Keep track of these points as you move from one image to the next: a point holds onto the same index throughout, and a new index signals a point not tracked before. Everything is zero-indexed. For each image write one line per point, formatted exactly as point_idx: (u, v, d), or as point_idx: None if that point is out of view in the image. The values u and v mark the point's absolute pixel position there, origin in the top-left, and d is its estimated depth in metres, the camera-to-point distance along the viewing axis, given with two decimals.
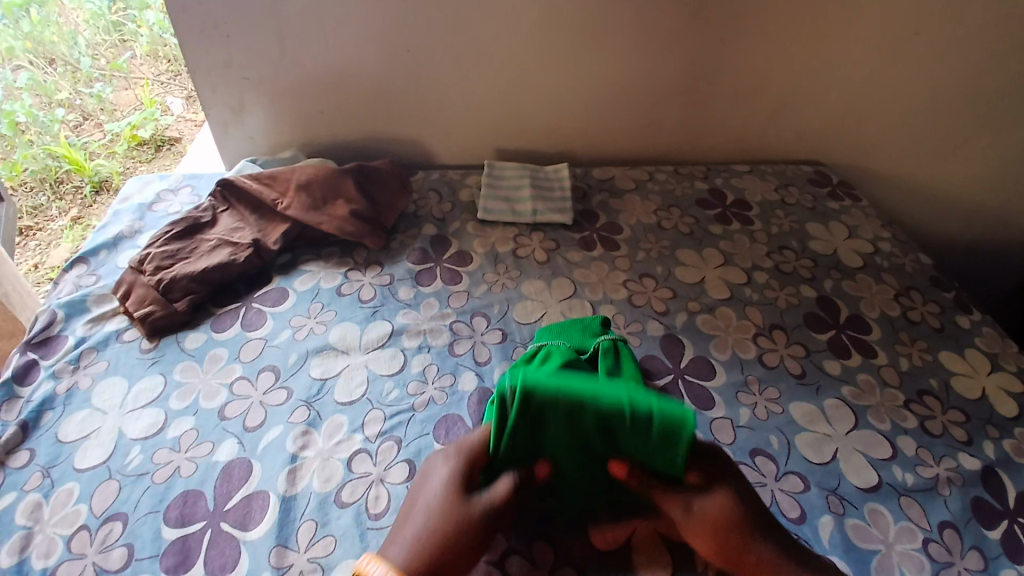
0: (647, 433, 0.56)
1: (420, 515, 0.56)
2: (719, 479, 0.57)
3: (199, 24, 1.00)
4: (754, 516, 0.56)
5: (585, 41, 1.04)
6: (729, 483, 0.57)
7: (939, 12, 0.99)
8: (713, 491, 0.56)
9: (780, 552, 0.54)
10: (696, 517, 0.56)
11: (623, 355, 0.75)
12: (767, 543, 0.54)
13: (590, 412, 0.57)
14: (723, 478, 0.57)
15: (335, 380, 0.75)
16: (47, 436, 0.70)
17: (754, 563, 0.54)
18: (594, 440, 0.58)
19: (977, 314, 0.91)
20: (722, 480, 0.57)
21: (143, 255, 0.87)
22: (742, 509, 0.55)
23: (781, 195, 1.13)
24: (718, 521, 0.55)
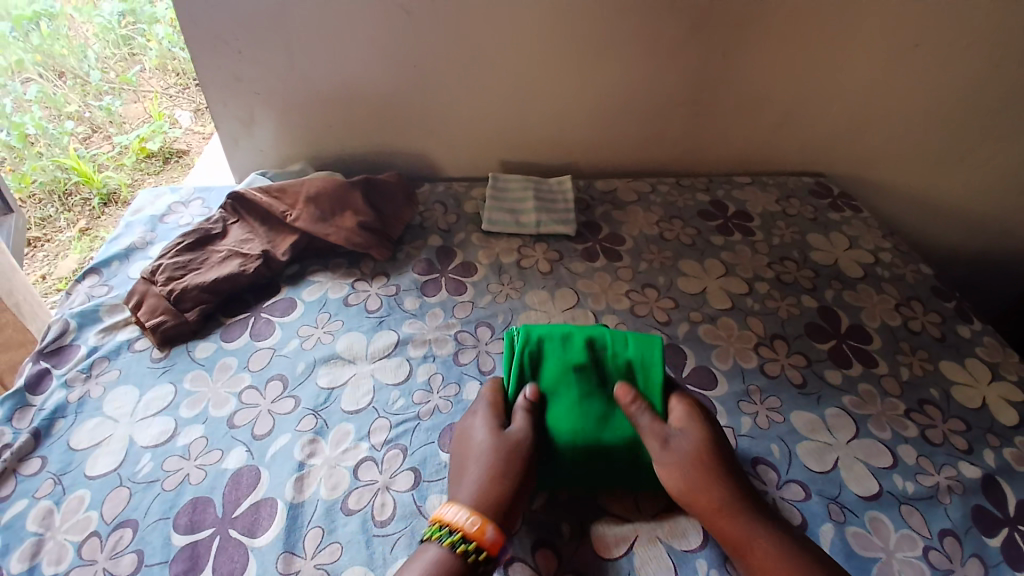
0: (624, 355, 0.71)
1: (467, 467, 0.63)
2: (704, 426, 0.65)
3: (211, 41, 1.03)
4: (728, 465, 0.63)
5: (587, 56, 1.06)
6: (711, 431, 0.65)
7: (935, 27, 1.01)
8: (696, 433, 0.64)
9: (736, 496, 0.60)
10: (671, 451, 0.63)
11: None
12: (733, 488, 0.61)
13: (584, 341, 0.73)
14: (707, 427, 0.65)
15: (342, 389, 0.76)
16: (59, 444, 0.72)
17: (718, 503, 0.60)
18: (588, 369, 0.70)
19: (978, 324, 0.91)
20: (705, 426, 0.65)
21: (155, 266, 0.88)
22: (711, 455, 0.63)
23: (782, 206, 1.14)
24: (695, 460, 0.62)
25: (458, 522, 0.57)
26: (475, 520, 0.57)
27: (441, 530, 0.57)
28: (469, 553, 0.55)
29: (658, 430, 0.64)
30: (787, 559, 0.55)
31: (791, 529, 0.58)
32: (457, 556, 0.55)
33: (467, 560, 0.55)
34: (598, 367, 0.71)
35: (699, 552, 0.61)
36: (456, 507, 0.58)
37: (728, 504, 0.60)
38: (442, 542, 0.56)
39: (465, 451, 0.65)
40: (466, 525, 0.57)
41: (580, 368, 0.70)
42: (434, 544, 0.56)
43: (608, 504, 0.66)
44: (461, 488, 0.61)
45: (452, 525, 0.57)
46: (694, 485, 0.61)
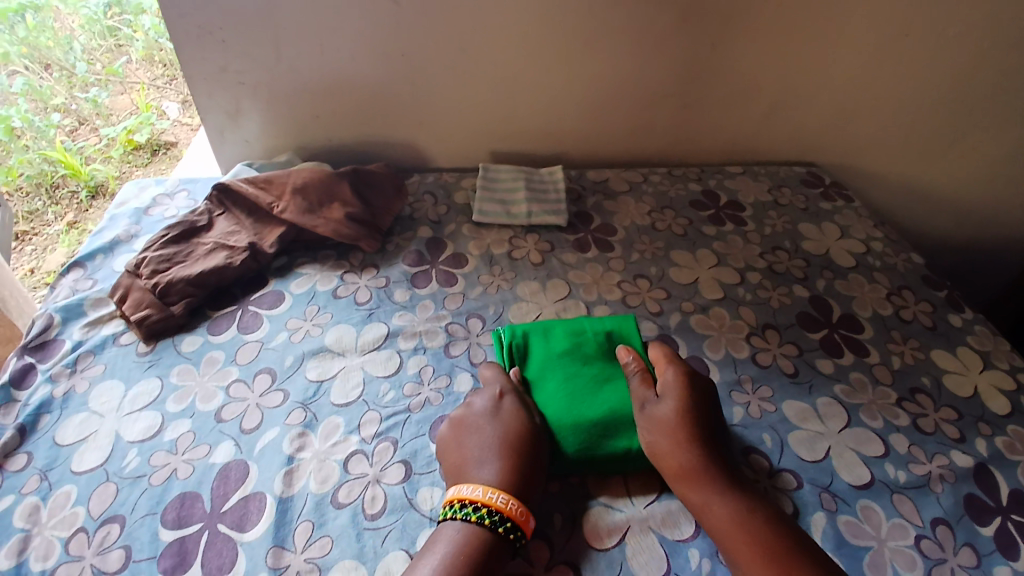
0: (603, 336, 0.78)
1: (497, 450, 0.63)
2: (685, 394, 0.67)
3: (196, 31, 1.01)
4: (703, 431, 0.65)
5: (578, 47, 1.05)
6: (691, 398, 0.67)
7: (928, 15, 1.00)
8: (675, 401, 0.67)
9: (700, 463, 0.63)
10: (646, 415, 0.67)
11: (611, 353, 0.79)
12: (703, 454, 0.63)
13: (566, 331, 0.79)
14: (689, 395, 0.68)
15: (331, 382, 0.76)
16: (44, 440, 0.71)
17: (679, 468, 0.63)
18: (572, 354, 0.76)
19: (969, 313, 0.92)
20: (686, 394, 0.67)
21: (139, 259, 0.87)
22: (685, 422, 0.65)
23: (773, 196, 1.14)
24: (670, 426, 0.65)
25: (508, 509, 0.58)
26: (525, 511, 0.59)
27: (489, 515, 0.58)
28: (513, 540, 0.58)
29: (641, 397, 0.69)
30: (736, 524, 0.59)
31: (751, 496, 0.61)
32: (502, 542, 0.57)
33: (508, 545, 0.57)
34: (582, 350, 0.76)
35: (692, 541, 0.61)
36: (501, 493, 0.60)
37: (695, 468, 0.62)
38: (495, 528, 0.57)
39: (490, 434, 0.65)
40: (515, 513, 0.58)
41: (564, 354, 0.76)
42: (477, 525, 0.57)
43: (600, 494, 0.66)
44: (490, 469, 0.62)
45: (502, 512, 0.58)
46: (669, 449, 0.64)
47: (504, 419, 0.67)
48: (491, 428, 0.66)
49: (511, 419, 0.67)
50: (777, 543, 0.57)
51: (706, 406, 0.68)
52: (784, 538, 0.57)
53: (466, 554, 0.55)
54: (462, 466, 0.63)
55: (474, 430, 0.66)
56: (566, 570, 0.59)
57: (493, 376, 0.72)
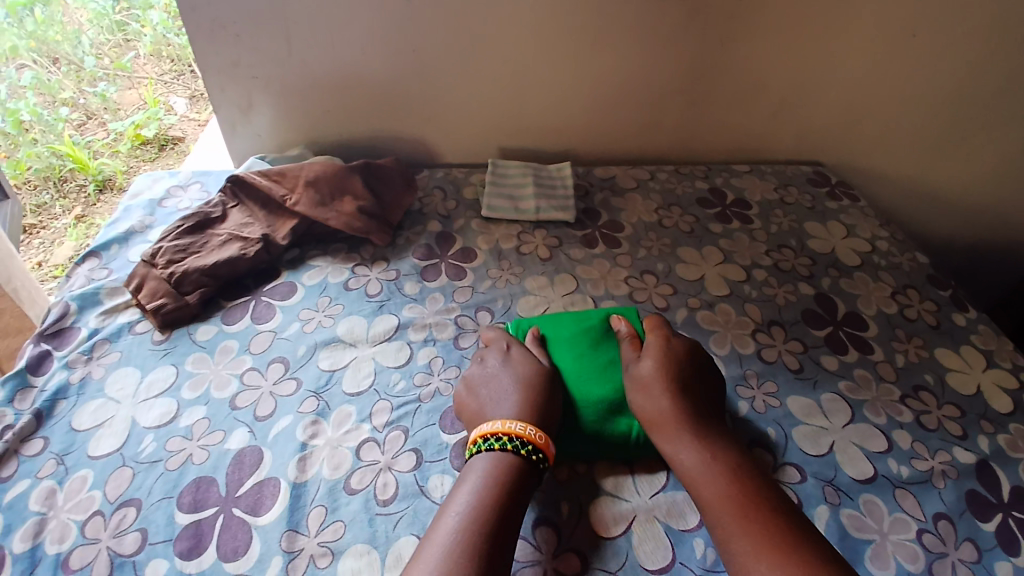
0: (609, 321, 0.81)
1: (512, 389, 0.68)
2: (666, 355, 0.71)
3: (209, 25, 1.02)
4: (680, 386, 0.68)
5: (587, 44, 1.06)
6: (669, 356, 0.71)
7: (935, 15, 1.01)
8: (655, 360, 0.71)
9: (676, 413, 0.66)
10: (630, 375, 0.71)
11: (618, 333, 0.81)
12: (679, 404, 0.67)
13: (573, 318, 0.81)
14: (669, 356, 0.71)
15: (343, 372, 0.77)
16: (61, 425, 0.72)
17: (658, 418, 0.66)
18: (581, 336, 0.78)
19: (973, 312, 0.93)
20: (664, 353, 0.72)
21: (155, 249, 0.88)
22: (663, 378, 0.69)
23: (780, 194, 1.14)
24: (648, 381, 0.69)
25: (528, 434, 0.63)
26: (544, 437, 0.63)
27: (512, 442, 0.62)
28: (537, 462, 0.62)
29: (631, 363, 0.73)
30: (708, 477, 0.61)
31: (725, 451, 0.64)
32: (528, 465, 0.61)
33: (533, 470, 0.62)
34: (591, 332, 0.78)
35: (697, 531, 0.62)
36: (519, 422, 0.64)
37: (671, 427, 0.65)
38: (516, 452, 0.61)
39: (504, 379, 0.70)
40: (534, 436, 0.63)
41: (575, 337, 0.78)
42: (502, 453, 0.62)
43: (606, 484, 0.67)
44: (506, 408, 0.66)
45: (522, 437, 0.62)
46: (652, 403, 0.68)
47: (513, 368, 0.71)
48: (505, 374, 0.70)
49: (522, 366, 0.71)
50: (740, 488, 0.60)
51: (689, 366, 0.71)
52: (755, 490, 0.60)
53: (495, 477, 0.60)
54: (479, 412, 0.68)
55: (483, 388, 0.70)
56: (574, 557, 0.60)
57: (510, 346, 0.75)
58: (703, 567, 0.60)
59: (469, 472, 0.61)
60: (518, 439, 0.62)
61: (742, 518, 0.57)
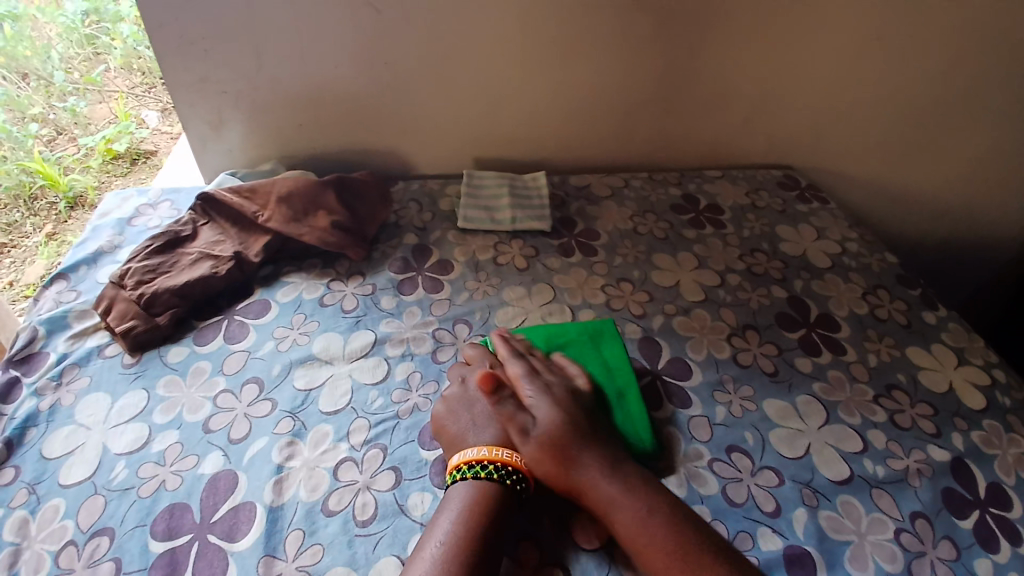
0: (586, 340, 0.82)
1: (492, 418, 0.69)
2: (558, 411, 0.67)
3: (177, 40, 1.01)
4: (585, 442, 0.64)
5: (558, 52, 1.06)
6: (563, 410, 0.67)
7: (896, 20, 1.04)
8: (550, 418, 0.66)
9: (599, 473, 0.62)
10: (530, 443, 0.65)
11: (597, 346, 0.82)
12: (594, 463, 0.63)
13: (549, 332, 0.83)
14: (562, 411, 0.67)
15: (320, 391, 0.76)
16: (31, 454, 0.70)
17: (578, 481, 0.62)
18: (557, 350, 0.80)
19: (942, 311, 0.95)
20: (555, 409, 0.67)
21: (124, 270, 0.87)
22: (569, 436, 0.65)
23: (751, 199, 1.16)
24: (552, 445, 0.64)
25: (513, 461, 0.64)
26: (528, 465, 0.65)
27: (500, 468, 0.63)
28: (520, 491, 0.63)
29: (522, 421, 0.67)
30: (644, 528, 0.58)
31: (654, 495, 0.61)
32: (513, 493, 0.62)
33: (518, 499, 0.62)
34: (568, 347, 0.81)
35: None
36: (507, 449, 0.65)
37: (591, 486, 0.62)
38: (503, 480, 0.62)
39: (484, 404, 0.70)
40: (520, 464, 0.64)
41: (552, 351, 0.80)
42: (489, 480, 0.62)
43: None
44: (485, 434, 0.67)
45: (508, 464, 0.64)
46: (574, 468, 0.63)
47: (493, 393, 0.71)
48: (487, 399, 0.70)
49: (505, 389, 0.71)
50: (675, 536, 0.58)
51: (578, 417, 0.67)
52: (695, 535, 0.58)
53: (480, 490, 0.61)
54: (458, 438, 0.67)
55: (463, 410, 0.70)
56: (557, 572, 0.60)
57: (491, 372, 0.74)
58: None
59: (449, 501, 0.61)
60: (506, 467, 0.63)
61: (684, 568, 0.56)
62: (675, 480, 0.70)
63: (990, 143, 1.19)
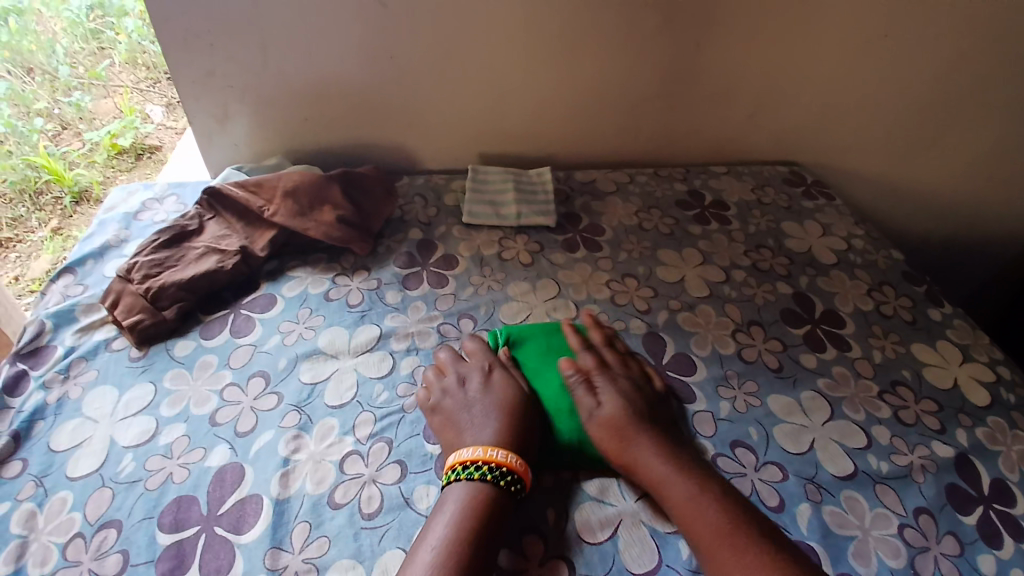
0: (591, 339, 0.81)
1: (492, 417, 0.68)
2: (624, 396, 0.70)
3: (182, 34, 1.01)
4: (647, 425, 0.67)
5: (562, 47, 1.06)
6: (629, 397, 0.70)
7: (904, 14, 1.03)
8: (616, 402, 0.69)
9: (656, 453, 0.65)
10: (596, 421, 0.68)
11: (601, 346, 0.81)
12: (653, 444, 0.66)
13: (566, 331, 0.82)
14: (627, 397, 0.70)
15: (325, 385, 0.76)
16: (39, 446, 0.71)
17: (635, 459, 0.65)
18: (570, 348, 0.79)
19: (948, 307, 0.95)
20: (623, 395, 0.70)
21: (131, 264, 0.87)
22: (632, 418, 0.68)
23: (757, 195, 1.16)
24: (616, 425, 0.67)
25: (508, 462, 0.63)
26: (524, 465, 0.64)
27: (496, 471, 0.62)
28: (514, 493, 0.62)
29: (589, 403, 0.70)
30: (692, 505, 0.60)
31: (705, 477, 0.63)
32: (508, 497, 0.62)
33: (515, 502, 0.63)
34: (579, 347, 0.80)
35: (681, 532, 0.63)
36: (501, 449, 0.64)
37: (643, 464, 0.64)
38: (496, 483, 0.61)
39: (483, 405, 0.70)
40: (515, 465, 0.63)
41: (563, 349, 0.79)
42: (482, 482, 0.62)
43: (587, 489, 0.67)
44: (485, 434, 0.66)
45: (502, 465, 0.63)
46: (628, 447, 0.66)
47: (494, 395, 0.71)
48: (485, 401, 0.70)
49: (504, 390, 0.71)
50: (724, 514, 0.59)
51: (640, 403, 0.70)
52: (743, 517, 0.59)
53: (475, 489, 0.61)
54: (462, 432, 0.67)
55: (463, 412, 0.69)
56: (561, 565, 0.60)
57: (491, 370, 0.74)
58: (689, 568, 0.60)
59: (444, 504, 0.61)
60: (500, 468, 0.62)
61: (731, 543, 0.57)
62: None
63: (998, 139, 1.18)
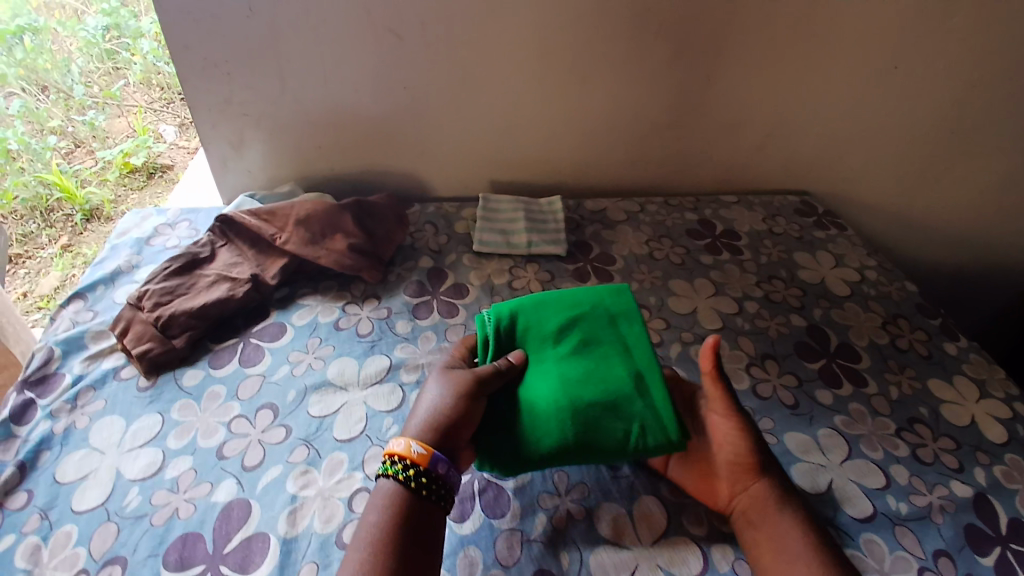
0: (590, 319, 0.75)
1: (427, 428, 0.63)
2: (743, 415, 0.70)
3: (201, 64, 1.02)
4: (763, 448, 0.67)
5: (574, 78, 1.07)
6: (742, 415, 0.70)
7: (915, 48, 1.03)
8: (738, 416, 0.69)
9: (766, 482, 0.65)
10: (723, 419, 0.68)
11: (598, 324, 0.74)
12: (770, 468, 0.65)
13: (560, 306, 0.76)
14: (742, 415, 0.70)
15: (334, 418, 0.75)
16: (45, 477, 0.70)
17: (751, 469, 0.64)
18: (564, 330, 0.74)
19: (964, 341, 0.93)
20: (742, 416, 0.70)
21: (142, 292, 0.87)
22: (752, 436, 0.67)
23: (768, 225, 1.15)
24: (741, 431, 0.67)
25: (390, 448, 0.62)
26: (404, 441, 0.62)
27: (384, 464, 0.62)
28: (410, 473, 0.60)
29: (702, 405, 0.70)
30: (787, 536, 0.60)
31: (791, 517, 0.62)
32: (404, 485, 0.59)
33: (417, 483, 0.59)
34: (575, 325, 0.74)
35: None
36: (398, 439, 0.63)
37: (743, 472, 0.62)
38: (390, 473, 0.60)
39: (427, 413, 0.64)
40: (395, 446, 0.62)
41: (556, 330, 0.74)
42: (386, 480, 0.60)
43: (604, 532, 0.65)
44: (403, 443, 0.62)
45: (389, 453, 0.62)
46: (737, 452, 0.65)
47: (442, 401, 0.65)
48: (431, 408, 0.65)
49: (447, 402, 0.65)
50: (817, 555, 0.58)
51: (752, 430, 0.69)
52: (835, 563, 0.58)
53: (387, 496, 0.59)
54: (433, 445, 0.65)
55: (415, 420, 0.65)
56: None
57: (455, 379, 0.67)
58: None
59: (374, 500, 0.60)
60: (390, 456, 0.61)
61: None
62: (695, 517, 0.67)
63: (1010, 172, 1.18)
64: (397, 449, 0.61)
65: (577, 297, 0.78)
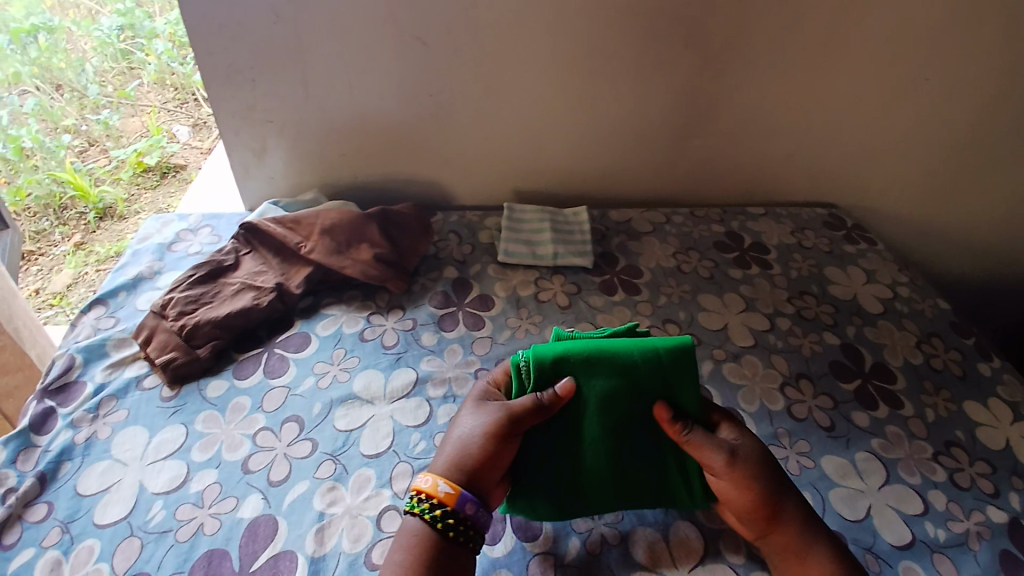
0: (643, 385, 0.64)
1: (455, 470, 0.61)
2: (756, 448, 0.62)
3: (225, 71, 1.01)
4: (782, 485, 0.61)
5: (600, 87, 1.05)
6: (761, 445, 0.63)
7: (950, 60, 1.01)
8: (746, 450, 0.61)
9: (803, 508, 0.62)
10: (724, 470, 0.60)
11: (653, 391, 0.64)
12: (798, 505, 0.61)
13: (611, 366, 0.64)
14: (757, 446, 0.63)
15: (360, 431, 0.74)
16: (66, 490, 0.69)
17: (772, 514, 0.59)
18: (619, 394, 0.64)
19: (998, 361, 0.91)
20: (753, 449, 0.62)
21: (166, 300, 0.86)
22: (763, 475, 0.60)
23: (797, 238, 1.13)
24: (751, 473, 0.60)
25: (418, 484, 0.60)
26: (432, 478, 0.60)
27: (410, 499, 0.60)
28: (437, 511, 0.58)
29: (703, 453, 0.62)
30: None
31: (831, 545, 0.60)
32: (429, 524, 0.57)
33: (443, 523, 0.57)
34: (626, 390, 0.64)
35: None
36: (427, 474, 0.61)
37: (782, 498, 0.60)
38: (416, 509, 0.58)
39: (458, 455, 0.61)
40: (422, 483, 0.60)
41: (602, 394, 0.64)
42: (411, 517, 0.59)
43: (639, 557, 0.63)
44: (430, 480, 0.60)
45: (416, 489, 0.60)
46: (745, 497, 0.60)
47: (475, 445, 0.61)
48: (462, 451, 0.61)
49: (480, 448, 0.61)
50: None
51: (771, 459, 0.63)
52: None
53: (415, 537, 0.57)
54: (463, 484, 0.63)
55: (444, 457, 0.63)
56: None
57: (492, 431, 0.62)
58: None
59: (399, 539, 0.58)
60: (418, 494, 0.59)
61: None
62: (733, 543, 0.64)
63: None
64: (424, 486, 0.59)
65: (632, 353, 0.64)
